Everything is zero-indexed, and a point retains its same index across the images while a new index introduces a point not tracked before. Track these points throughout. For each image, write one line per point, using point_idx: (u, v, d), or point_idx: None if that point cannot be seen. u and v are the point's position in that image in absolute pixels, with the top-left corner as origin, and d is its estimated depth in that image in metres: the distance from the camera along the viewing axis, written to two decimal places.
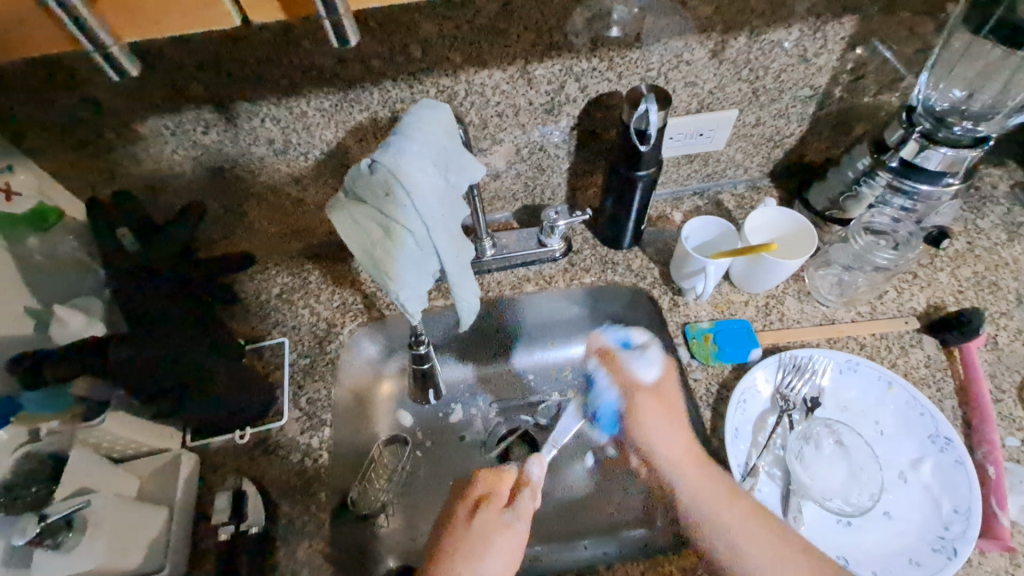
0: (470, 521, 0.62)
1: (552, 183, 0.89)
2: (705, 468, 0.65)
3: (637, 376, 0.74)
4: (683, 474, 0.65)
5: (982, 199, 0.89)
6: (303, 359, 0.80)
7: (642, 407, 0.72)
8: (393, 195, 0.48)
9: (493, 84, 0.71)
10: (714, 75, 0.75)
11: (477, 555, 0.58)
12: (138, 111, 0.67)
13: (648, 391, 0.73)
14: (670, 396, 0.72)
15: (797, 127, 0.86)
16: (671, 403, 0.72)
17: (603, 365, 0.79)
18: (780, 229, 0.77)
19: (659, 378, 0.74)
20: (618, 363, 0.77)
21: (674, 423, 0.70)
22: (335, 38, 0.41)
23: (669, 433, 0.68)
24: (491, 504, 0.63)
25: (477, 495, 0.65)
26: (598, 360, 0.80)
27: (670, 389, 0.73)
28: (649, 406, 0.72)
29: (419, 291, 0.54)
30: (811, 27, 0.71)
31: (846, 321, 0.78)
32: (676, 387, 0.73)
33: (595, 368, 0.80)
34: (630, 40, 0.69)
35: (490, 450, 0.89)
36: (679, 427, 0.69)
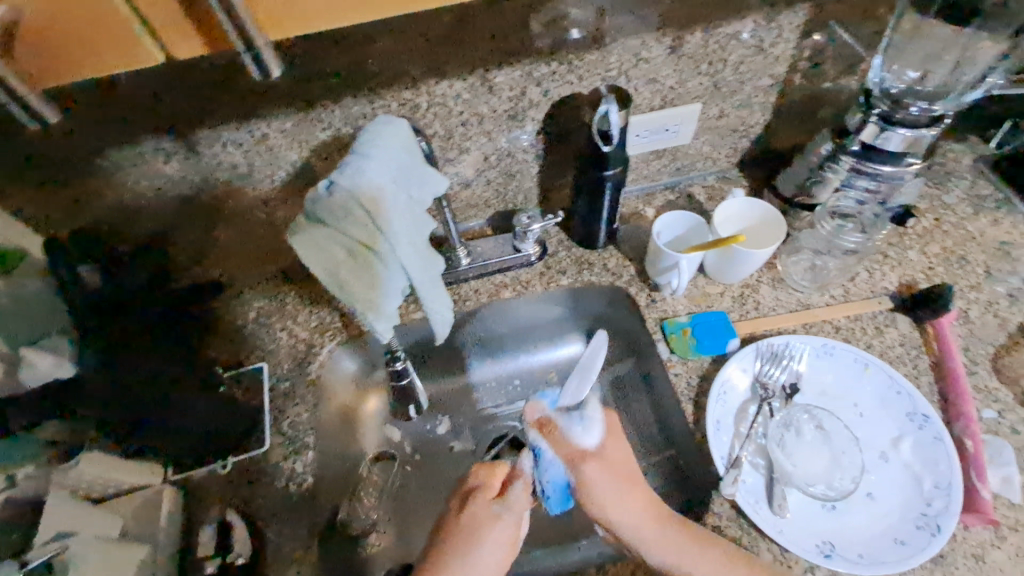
0: (464, 513, 0.61)
1: (524, 187, 0.89)
2: (672, 533, 0.60)
3: (577, 450, 0.66)
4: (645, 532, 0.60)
5: (947, 175, 0.90)
6: (282, 383, 0.80)
7: (585, 485, 0.63)
8: (350, 215, 0.48)
9: (455, 94, 0.71)
10: (674, 71, 0.75)
11: (467, 545, 0.58)
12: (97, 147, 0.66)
13: (593, 473, 0.64)
14: (615, 461, 0.65)
15: (761, 117, 0.87)
16: (624, 470, 0.64)
17: (544, 436, 0.68)
18: (749, 219, 0.78)
19: (604, 446, 0.66)
20: (560, 434, 0.68)
21: (626, 480, 0.63)
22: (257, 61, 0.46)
23: (625, 505, 0.61)
24: (481, 498, 0.62)
25: (472, 488, 0.64)
26: (539, 432, 0.69)
27: (618, 454, 0.65)
28: (598, 476, 0.63)
29: (388, 308, 0.54)
30: (765, 17, 0.71)
31: (821, 306, 0.79)
32: (617, 459, 0.65)
33: (537, 443, 0.69)
34: (587, 43, 0.69)
35: (480, 458, 0.91)
36: (638, 498, 0.62)
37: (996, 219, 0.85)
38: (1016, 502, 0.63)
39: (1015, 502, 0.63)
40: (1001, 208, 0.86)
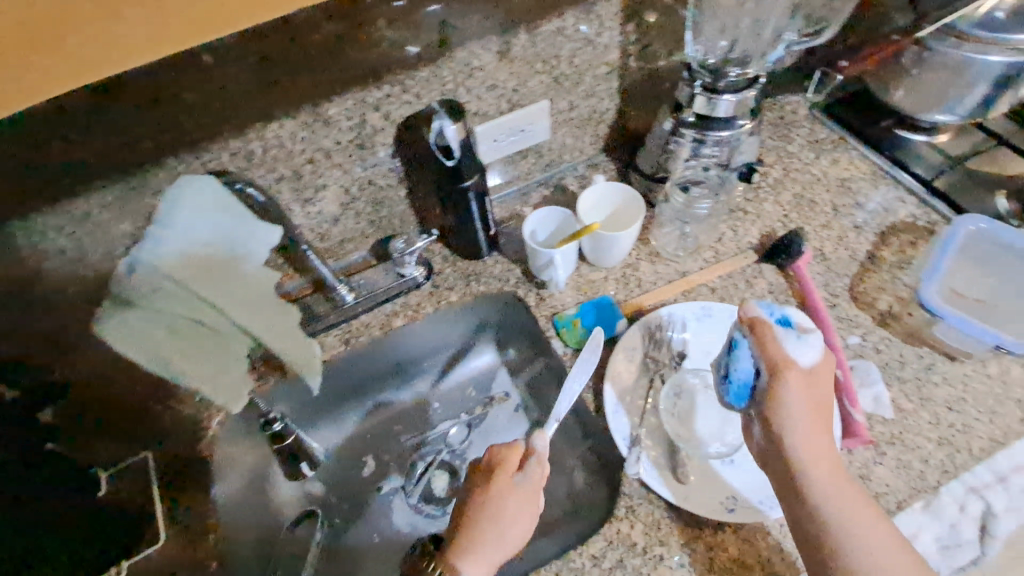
0: (491, 487, 0.61)
1: (397, 211, 0.88)
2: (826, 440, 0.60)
3: (796, 365, 0.59)
4: (823, 479, 0.55)
5: (788, 126, 0.97)
6: (171, 469, 0.78)
7: (807, 400, 0.58)
8: (160, 289, 0.45)
9: (290, 133, 0.68)
10: (510, 74, 0.76)
11: (496, 519, 0.59)
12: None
13: (802, 382, 0.58)
14: (819, 390, 0.59)
15: (610, 102, 0.90)
16: (817, 397, 0.58)
17: (752, 334, 0.60)
18: (612, 203, 0.81)
19: (816, 366, 0.60)
20: (773, 334, 0.59)
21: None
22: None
23: (813, 433, 0.57)
24: (500, 474, 0.62)
25: (489, 467, 0.63)
26: (748, 330, 0.61)
27: (824, 381, 0.60)
28: (797, 394, 0.57)
29: (231, 376, 0.51)
30: (582, 10, 0.74)
31: (696, 271, 0.82)
32: (824, 381, 0.60)
33: (739, 337, 0.61)
34: (413, 61, 0.68)
35: (411, 492, 0.90)
36: (824, 428, 0.58)
37: (835, 159, 0.92)
38: (888, 417, 0.68)
39: (887, 417, 0.68)
40: (837, 148, 0.93)
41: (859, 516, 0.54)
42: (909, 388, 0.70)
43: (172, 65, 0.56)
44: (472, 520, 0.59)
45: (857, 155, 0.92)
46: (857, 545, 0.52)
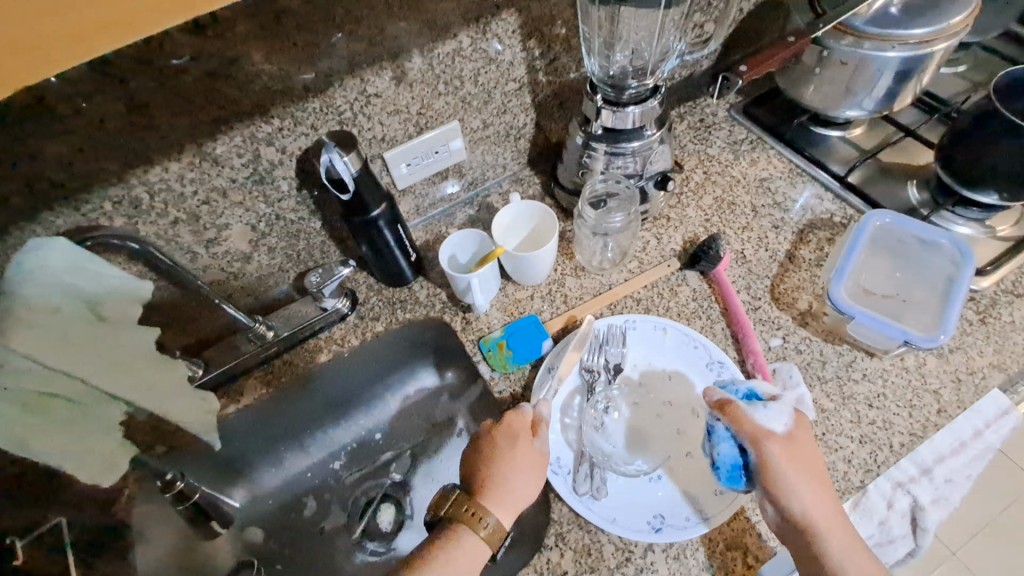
0: (513, 449, 0.61)
1: (315, 243, 0.85)
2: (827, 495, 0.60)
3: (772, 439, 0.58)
4: (834, 543, 0.55)
5: (707, 129, 0.97)
6: None
7: (797, 470, 0.57)
8: (9, 365, 0.41)
9: (177, 175, 0.65)
10: (412, 97, 0.74)
11: (511, 473, 0.60)
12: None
13: (786, 451, 0.58)
14: (804, 453, 0.59)
15: (525, 116, 0.89)
16: (805, 460, 0.58)
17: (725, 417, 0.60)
18: (530, 221, 0.79)
19: (792, 429, 0.59)
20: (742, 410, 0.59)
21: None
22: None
23: (813, 499, 0.56)
24: (520, 441, 0.62)
25: (510, 428, 0.63)
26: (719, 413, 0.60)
27: (806, 443, 0.59)
28: (787, 465, 0.57)
29: (104, 449, 0.48)
30: (478, 30, 0.72)
31: (620, 283, 0.81)
32: (807, 442, 0.59)
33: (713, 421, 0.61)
34: (301, 92, 0.66)
35: (354, 528, 0.89)
36: (826, 492, 0.57)
37: (754, 159, 0.92)
38: (812, 420, 0.68)
39: (812, 419, 0.68)
40: (755, 148, 0.94)
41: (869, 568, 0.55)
42: (831, 387, 0.70)
43: (23, 116, 0.53)
44: (497, 483, 0.59)
45: (775, 154, 0.93)
46: None
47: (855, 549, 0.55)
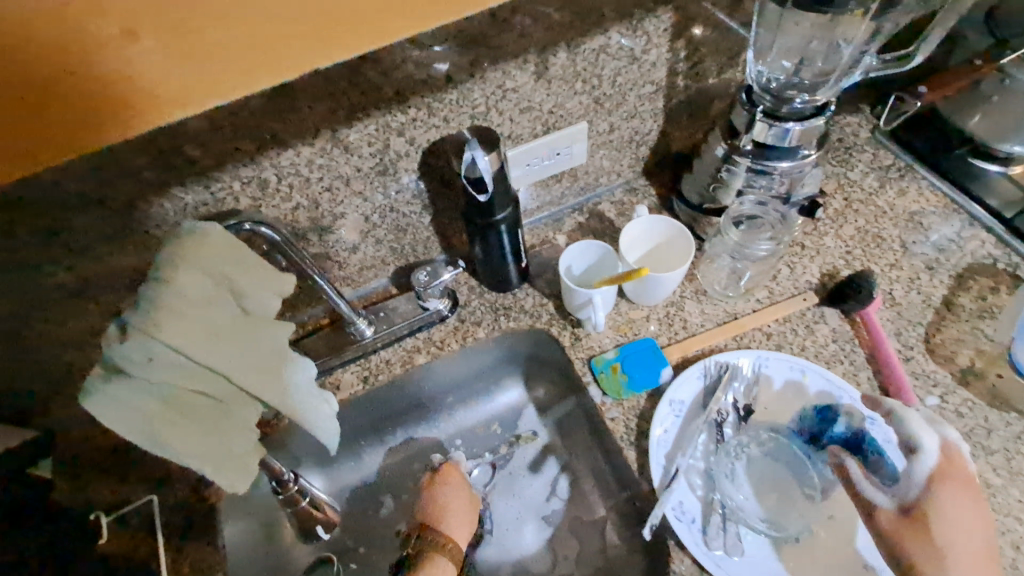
0: None
1: (420, 238, 0.82)
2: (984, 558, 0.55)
3: (880, 515, 0.58)
4: None
5: (848, 150, 0.87)
6: (177, 519, 0.71)
7: (917, 548, 0.55)
8: (157, 357, 0.39)
9: (307, 160, 0.62)
10: (547, 95, 0.69)
11: None
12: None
13: (893, 523, 0.57)
14: (939, 530, 0.55)
15: (653, 122, 0.82)
16: (940, 538, 0.55)
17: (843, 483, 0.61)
18: (657, 238, 0.73)
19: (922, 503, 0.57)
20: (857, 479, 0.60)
21: (973, 495, 0.57)
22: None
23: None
24: None
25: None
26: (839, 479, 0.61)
27: (943, 521, 0.55)
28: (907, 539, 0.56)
29: (237, 451, 0.44)
30: (630, 27, 0.66)
31: (748, 313, 0.74)
32: (939, 520, 0.56)
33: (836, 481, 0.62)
34: (441, 83, 0.61)
35: None
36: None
37: (903, 189, 0.83)
38: None
39: None
40: (904, 176, 0.84)
41: None
42: (997, 461, 0.62)
43: None
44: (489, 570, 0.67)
45: (927, 185, 0.83)
46: None
47: None
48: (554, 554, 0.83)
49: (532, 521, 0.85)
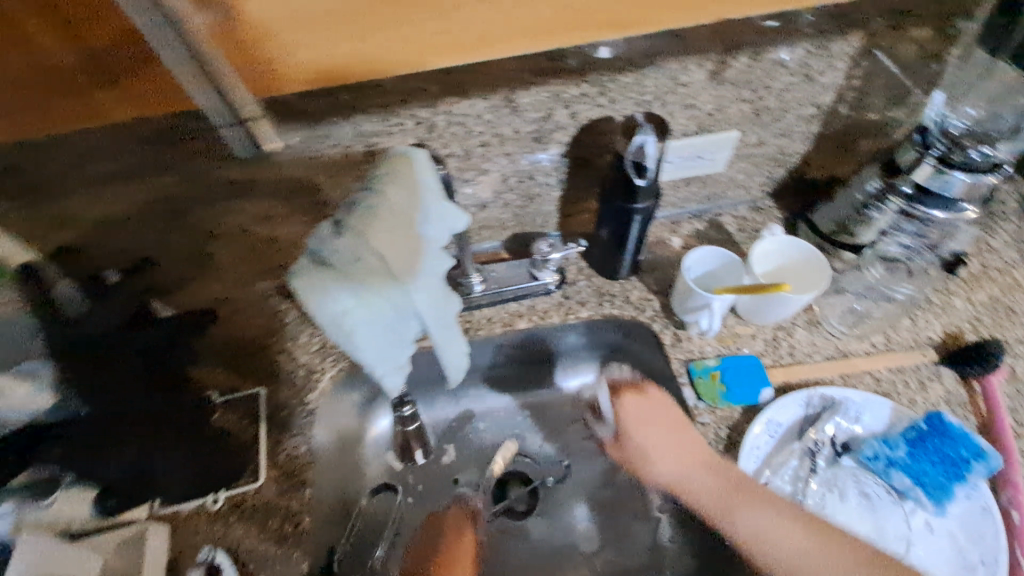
0: None
1: (544, 211, 0.84)
2: (783, 522, 0.61)
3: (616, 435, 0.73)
4: (702, 480, 0.65)
5: (994, 216, 0.84)
6: (280, 411, 0.76)
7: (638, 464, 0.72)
8: (364, 261, 0.43)
9: (477, 113, 0.65)
10: (714, 96, 0.70)
11: None
12: (84, 175, 0.60)
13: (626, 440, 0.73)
14: (650, 425, 0.70)
15: (800, 145, 0.82)
16: (670, 420, 0.69)
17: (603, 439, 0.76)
18: (788, 258, 0.74)
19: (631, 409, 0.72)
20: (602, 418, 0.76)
21: (681, 436, 0.68)
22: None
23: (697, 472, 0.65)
24: None
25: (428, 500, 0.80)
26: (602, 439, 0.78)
27: (658, 403, 0.71)
28: (643, 442, 0.70)
29: (395, 360, 0.48)
30: (815, 45, 0.67)
31: (861, 354, 0.74)
32: (636, 430, 0.71)
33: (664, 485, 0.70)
34: (622, 63, 0.63)
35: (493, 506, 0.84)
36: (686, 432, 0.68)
37: None
38: None
39: None
40: None
41: (734, 498, 0.63)
42: None
43: None
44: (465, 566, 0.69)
45: None
46: (781, 552, 0.59)
47: (714, 482, 0.65)
48: (601, 536, 0.84)
49: (582, 500, 0.86)
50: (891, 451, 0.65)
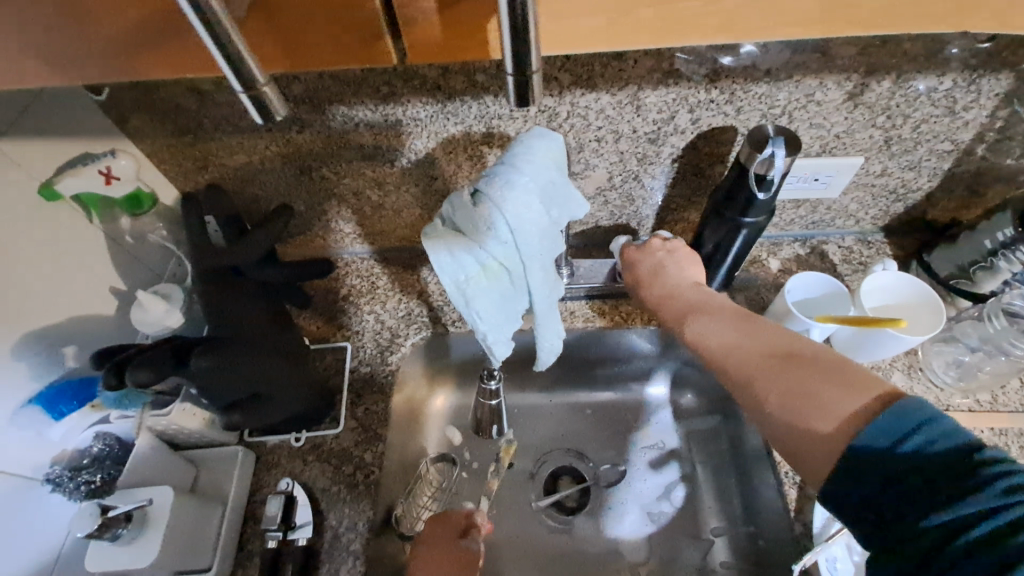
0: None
1: (641, 214, 0.83)
2: (778, 362, 0.52)
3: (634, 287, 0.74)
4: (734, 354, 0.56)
5: None
6: (362, 368, 0.79)
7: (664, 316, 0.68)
8: (493, 231, 0.45)
9: (599, 108, 0.66)
10: (845, 118, 0.67)
11: None
12: (241, 125, 0.68)
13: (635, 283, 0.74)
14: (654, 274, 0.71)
15: (926, 182, 0.77)
16: (682, 305, 0.66)
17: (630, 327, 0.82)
18: (897, 297, 0.71)
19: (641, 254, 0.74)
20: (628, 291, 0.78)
21: (730, 319, 0.60)
22: (234, 81, 0.36)
23: (720, 327, 0.59)
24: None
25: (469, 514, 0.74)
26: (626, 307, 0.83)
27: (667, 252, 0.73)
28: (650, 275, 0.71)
29: (505, 332, 0.50)
30: (966, 78, 0.63)
31: (963, 410, 0.70)
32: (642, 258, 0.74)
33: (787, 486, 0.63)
34: (758, 74, 0.62)
35: (541, 499, 0.82)
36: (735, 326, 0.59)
37: None
38: None
39: None
40: None
41: (788, 371, 0.51)
42: None
43: None
44: None
45: None
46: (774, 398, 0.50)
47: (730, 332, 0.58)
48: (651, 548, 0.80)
49: (635, 509, 0.81)
50: None
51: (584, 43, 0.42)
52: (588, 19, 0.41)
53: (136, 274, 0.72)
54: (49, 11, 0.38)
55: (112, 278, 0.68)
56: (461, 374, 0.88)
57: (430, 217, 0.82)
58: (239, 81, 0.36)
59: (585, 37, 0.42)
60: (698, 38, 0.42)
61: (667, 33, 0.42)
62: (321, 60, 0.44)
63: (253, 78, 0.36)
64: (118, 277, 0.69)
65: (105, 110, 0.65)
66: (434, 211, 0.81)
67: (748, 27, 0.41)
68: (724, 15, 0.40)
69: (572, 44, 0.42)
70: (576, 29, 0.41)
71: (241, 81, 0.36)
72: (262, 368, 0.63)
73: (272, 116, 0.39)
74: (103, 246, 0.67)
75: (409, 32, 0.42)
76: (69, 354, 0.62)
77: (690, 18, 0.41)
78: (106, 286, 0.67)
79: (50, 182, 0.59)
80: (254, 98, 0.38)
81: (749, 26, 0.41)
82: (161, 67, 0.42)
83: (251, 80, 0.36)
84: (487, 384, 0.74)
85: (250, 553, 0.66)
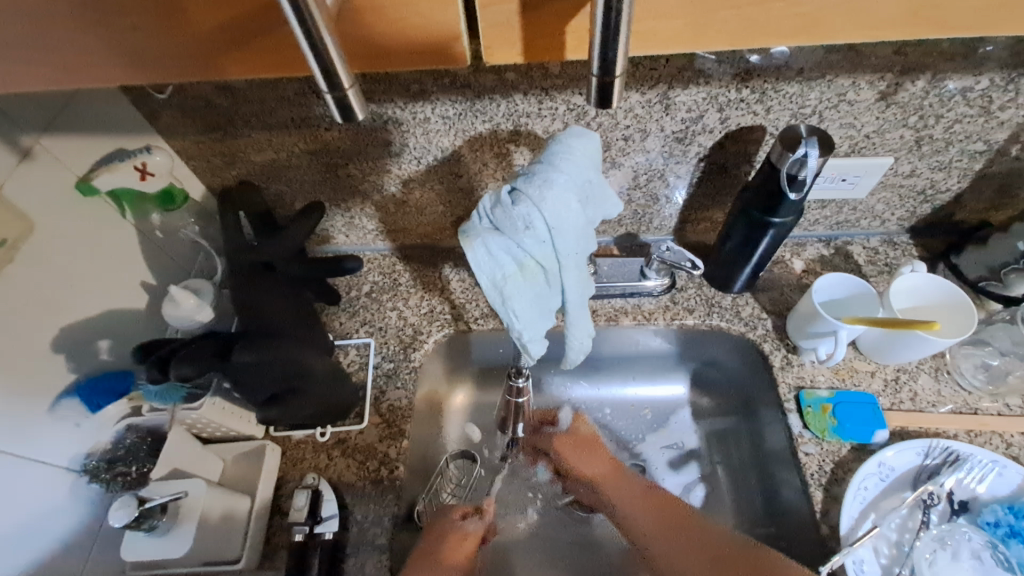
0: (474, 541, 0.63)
1: (664, 213, 0.83)
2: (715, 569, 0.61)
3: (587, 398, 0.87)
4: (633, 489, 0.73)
5: None
6: (386, 363, 0.79)
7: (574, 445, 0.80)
8: (531, 229, 0.45)
9: (628, 107, 0.66)
10: (876, 118, 0.67)
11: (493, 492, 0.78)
12: (269, 122, 0.69)
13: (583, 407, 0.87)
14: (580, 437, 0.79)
15: (956, 182, 0.76)
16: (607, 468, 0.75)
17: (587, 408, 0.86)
18: (925, 299, 0.71)
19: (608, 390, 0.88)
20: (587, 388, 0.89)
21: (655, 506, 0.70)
22: (320, 79, 0.36)
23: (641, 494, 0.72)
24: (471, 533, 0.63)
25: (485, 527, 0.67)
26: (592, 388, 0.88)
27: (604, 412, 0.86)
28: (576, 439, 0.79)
29: (539, 331, 0.50)
30: (1005, 76, 0.62)
31: (992, 414, 0.69)
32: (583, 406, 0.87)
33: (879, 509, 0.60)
34: (790, 73, 0.62)
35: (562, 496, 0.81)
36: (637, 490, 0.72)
37: None
38: None
39: None
40: None
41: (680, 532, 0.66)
42: None
43: None
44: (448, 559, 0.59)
45: None
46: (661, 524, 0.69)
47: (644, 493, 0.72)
48: None
49: None
50: (1016, 519, 0.61)
51: (668, 44, 0.42)
52: (671, 20, 0.41)
53: (166, 269, 0.73)
54: (142, 9, 0.38)
55: (143, 273, 0.69)
56: (482, 373, 0.89)
57: (453, 215, 0.83)
58: (323, 79, 0.36)
59: (668, 39, 0.42)
60: (783, 39, 0.42)
61: (748, 33, 0.42)
62: (398, 63, 0.44)
63: (337, 79, 0.36)
64: (148, 272, 0.69)
65: (139, 107, 0.66)
66: (458, 208, 0.82)
67: (835, 28, 0.41)
68: (809, 17, 0.40)
69: (656, 44, 0.42)
70: (660, 32, 0.41)
71: (326, 79, 0.36)
72: (294, 362, 0.63)
73: (353, 116, 0.40)
74: (135, 241, 0.68)
75: (492, 30, 0.42)
76: (103, 348, 0.63)
77: (772, 20, 0.41)
78: (138, 281, 0.68)
79: (86, 177, 0.60)
80: (337, 98, 0.38)
81: (832, 27, 0.41)
82: (242, 66, 0.43)
83: (336, 80, 0.37)
84: (515, 381, 0.74)
85: (277, 545, 0.66)
